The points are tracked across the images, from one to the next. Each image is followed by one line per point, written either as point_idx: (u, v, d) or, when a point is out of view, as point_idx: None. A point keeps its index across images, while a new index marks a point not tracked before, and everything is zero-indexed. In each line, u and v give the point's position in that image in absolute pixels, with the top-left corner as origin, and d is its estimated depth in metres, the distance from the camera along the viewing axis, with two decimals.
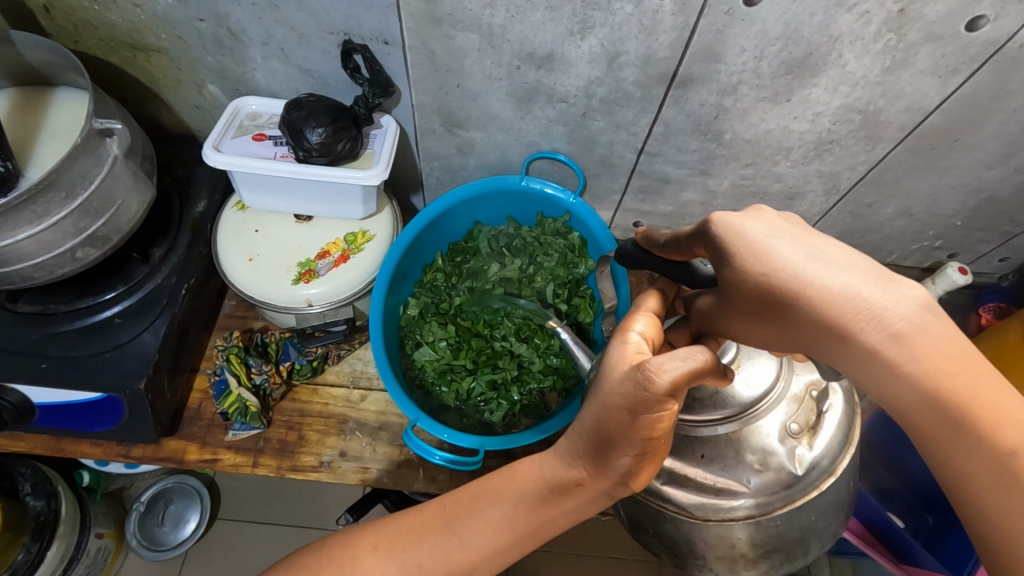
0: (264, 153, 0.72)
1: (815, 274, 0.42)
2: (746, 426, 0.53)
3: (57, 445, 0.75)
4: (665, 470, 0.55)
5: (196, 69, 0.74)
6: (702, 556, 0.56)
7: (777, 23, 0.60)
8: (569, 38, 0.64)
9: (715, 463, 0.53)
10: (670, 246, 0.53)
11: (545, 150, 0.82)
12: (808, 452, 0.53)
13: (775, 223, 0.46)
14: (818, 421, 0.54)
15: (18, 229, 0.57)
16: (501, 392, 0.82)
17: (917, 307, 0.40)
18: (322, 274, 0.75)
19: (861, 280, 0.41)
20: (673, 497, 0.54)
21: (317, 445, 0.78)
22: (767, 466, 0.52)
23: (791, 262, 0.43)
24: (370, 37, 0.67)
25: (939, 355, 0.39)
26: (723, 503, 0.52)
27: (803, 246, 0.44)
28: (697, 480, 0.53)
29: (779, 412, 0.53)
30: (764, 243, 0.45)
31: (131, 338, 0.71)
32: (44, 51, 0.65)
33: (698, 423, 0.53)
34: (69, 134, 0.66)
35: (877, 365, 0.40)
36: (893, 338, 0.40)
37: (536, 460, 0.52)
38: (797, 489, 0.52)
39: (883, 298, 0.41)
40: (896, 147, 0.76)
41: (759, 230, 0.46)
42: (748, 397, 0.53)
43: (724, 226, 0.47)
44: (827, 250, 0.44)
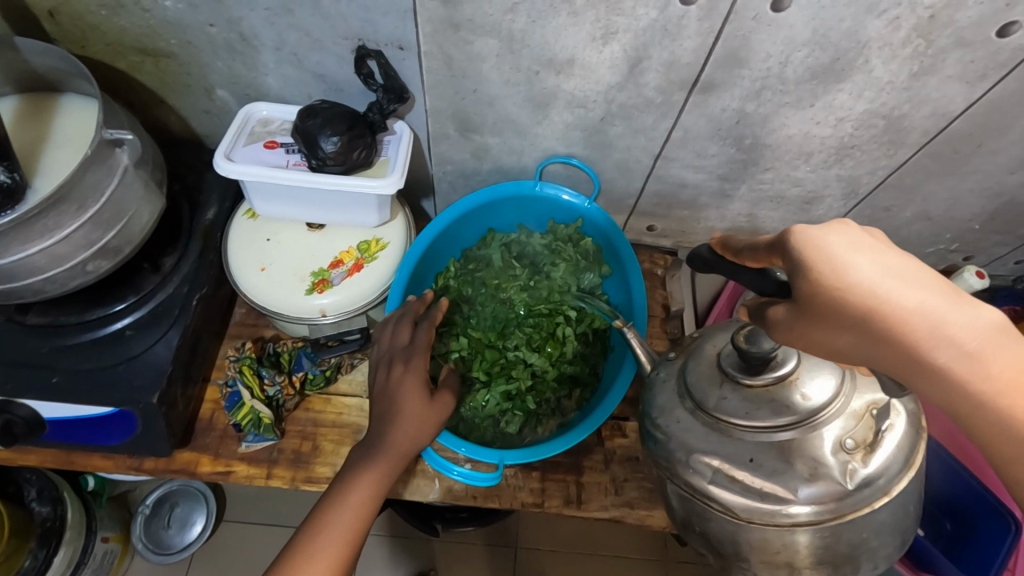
0: (277, 161, 0.70)
1: (890, 291, 0.42)
2: (803, 435, 0.49)
3: (69, 458, 0.73)
4: (711, 468, 0.51)
5: (206, 74, 0.72)
6: (745, 559, 0.53)
7: (806, 29, 0.59)
8: (591, 43, 0.62)
9: (762, 468, 0.50)
10: (746, 254, 0.49)
11: (560, 154, 0.80)
12: (864, 468, 0.49)
13: (855, 237, 0.44)
14: (877, 440, 0.49)
15: (30, 243, 0.56)
16: (516, 404, 0.80)
17: (988, 325, 0.41)
18: (336, 283, 0.74)
19: (932, 297, 0.42)
20: (719, 496, 0.51)
21: (331, 455, 0.77)
22: (816, 476, 0.48)
23: (869, 279, 0.42)
24: (386, 42, 0.65)
25: (1007, 371, 0.40)
26: (772, 508, 0.49)
27: (878, 259, 0.43)
28: (744, 481, 0.50)
29: (835, 424, 0.50)
30: (842, 257, 0.43)
31: (144, 350, 0.70)
32: (51, 58, 0.64)
33: (749, 429, 0.51)
34: (79, 143, 0.64)
35: (947, 378, 0.41)
36: (967, 356, 0.41)
37: (383, 425, 0.66)
38: (847, 505, 0.49)
39: (953, 315, 0.41)
40: (918, 152, 0.75)
41: (839, 244, 0.44)
42: (807, 407, 0.50)
43: (804, 241, 0.44)
44: (902, 266, 0.43)
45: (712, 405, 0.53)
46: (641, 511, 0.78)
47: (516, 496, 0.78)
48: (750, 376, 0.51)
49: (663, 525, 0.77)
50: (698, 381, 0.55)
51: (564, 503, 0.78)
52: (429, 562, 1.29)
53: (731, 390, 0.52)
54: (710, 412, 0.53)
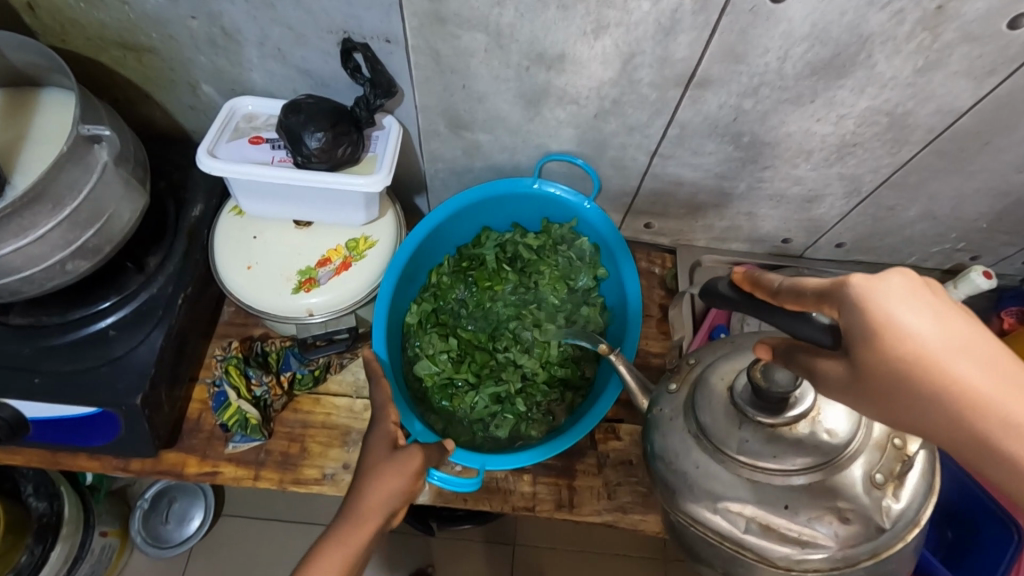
0: (261, 158, 0.69)
1: (951, 365, 0.34)
2: (830, 476, 0.47)
3: (54, 459, 0.73)
4: (742, 517, 0.48)
5: (190, 69, 0.71)
6: None
7: (804, 23, 0.56)
8: (581, 38, 0.60)
9: (799, 513, 0.47)
10: (787, 295, 0.40)
11: (556, 152, 0.78)
12: (895, 504, 0.47)
13: (920, 298, 0.36)
14: (904, 471, 0.47)
15: (4, 243, 0.55)
16: (506, 407, 0.78)
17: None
18: (323, 283, 0.73)
19: (1005, 376, 0.33)
20: (755, 545, 0.48)
21: (320, 457, 0.76)
22: (851, 517, 0.46)
23: (931, 349, 0.35)
24: (371, 36, 0.63)
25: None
26: (810, 555, 0.47)
27: (947, 326, 0.35)
28: (778, 528, 0.47)
29: (861, 459, 0.47)
30: (900, 320, 0.35)
31: (127, 350, 0.69)
32: (29, 53, 0.62)
33: (774, 472, 0.47)
34: (58, 140, 0.63)
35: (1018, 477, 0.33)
36: None
37: (354, 488, 0.61)
38: (883, 543, 0.47)
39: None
40: (922, 149, 0.72)
41: (902, 304, 0.35)
42: (831, 445, 0.46)
43: (863, 295, 0.36)
44: (973, 334, 0.35)
45: (734, 448, 0.48)
46: (634, 515, 0.77)
47: (507, 499, 0.77)
48: (768, 415, 0.47)
49: (658, 530, 0.76)
50: (712, 419, 0.50)
51: (556, 507, 0.77)
52: (427, 560, 1.28)
53: (753, 431, 0.48)
54: (734, 456, 0.48)
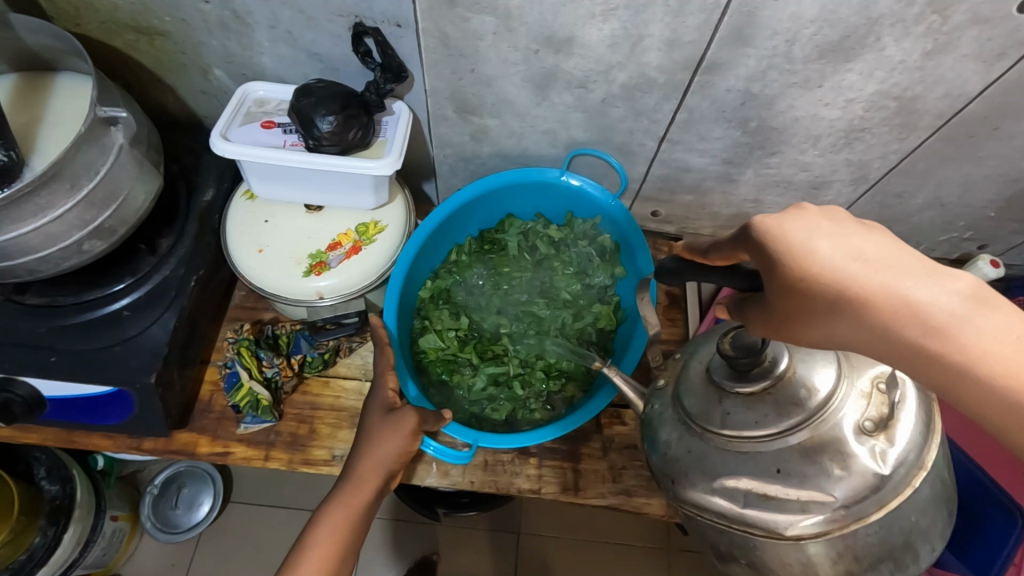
0: (273, 141, 0.70)
1: (851, 274, 0.38)
2: (819, 431, 0.45)
3: (69, 437, 0.74)
4: (742, 492, 0.47)
5: (201, 53, 0.72)
6: None
7: (813, 5, 0.56)
8: (590, 20, 0.61)
9: (793, 476, 0.45)
10: (714, 253, 0.45)
11: (586, 146, 0.79)
12: (891, 448, 0.45)
13: (817, 223, 0.40)
14: (892, 415, 0.46)
15: (24, 222, 0.56)
16: (503, 390, 0.78)
17: (965, 299, 0.36)
18: (334, 266, 0.74)
19: (900, 275, 0.37)
20: (763, 521, 0.46)
21: (328, 438, 0.77)
22: (850, 469, 0.44)
23: (835, 263, 0.38)
24: (381, 19, 0.64)
25: (992, 346, 0.36)
26: (817, 518, 0.44)
27: (846, 244, 0.39)
28: (778, 496, 0.45)
29: (849, 408, 0.46)
30: (804, 245, 0.39)
31: (141, 330, 0.70)
32: (45, 36, 0.63)
33: (762, 440, 0.47)
34: (74, 122, 0.64)
35: (932, 364, 0.37)
36: (932, 331, 0.36)
37: (354, 452, 0.64)
38: (888, 489, 0.45)
39: (926, 292, 0.37)
40: (930, 135, 0.72)
41: (802, 232, 0.39)
42: (814, 400, 0.46)
43: (767, 232, 0.40)
44: (867, 245, 0.39)
45: (719, 424, 0.49)
46: (639, 499, 0.78)
47: (513, 482, 0.78)
48: (746, 384, 0.48)
49: (662, 514, 0.77)
50: (697, 406, 0.51)
51: (561, 490, 0.78)
52: (432, 547, 1.30)
53: (734, 403, 0.48)
54: (721, 431, 0.48)
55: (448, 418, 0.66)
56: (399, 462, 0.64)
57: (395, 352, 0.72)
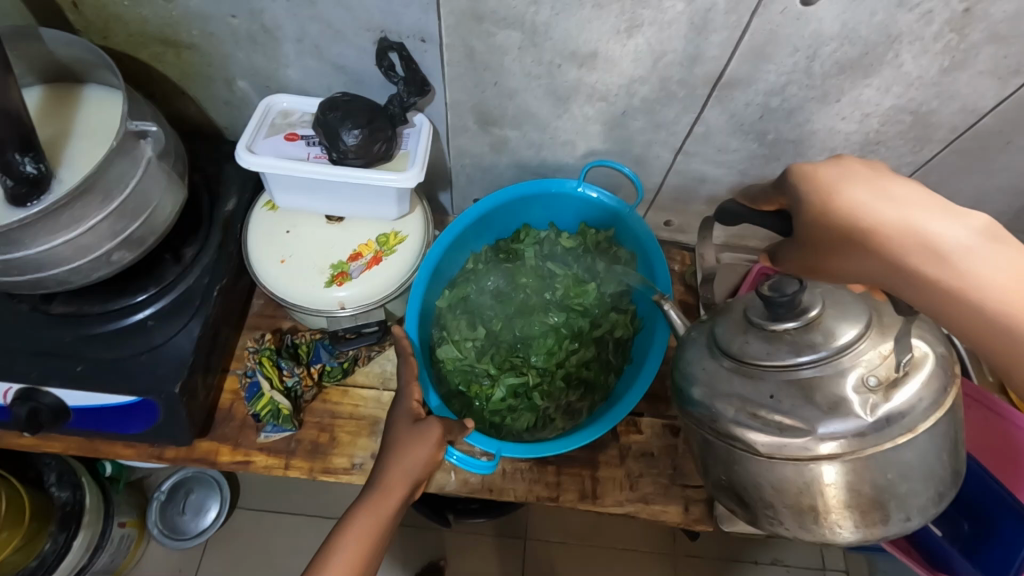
0: (297, 153, 0.70)
1: (869, 208, 0.43)
2: (824, 372, 0.48)
3: (92, 446, 0.75)
4: (733, 408, 0.51)
5: (227, 66, 0.72)
6: (770, 506, 0.52)
7: (835, 22, 0.58)
8: (614, 36, 0.62)
9: (782, 404, 0.48)
10: (760, 200, 0.53)
11: (603, 157, 0.80)
12: (884, 404, 0.46)
13: (850, 168, 0.46)
14: (903, 379, 0.47)
15: (57, 234, 0.57)
16: (523, 399, 0.79)
17: (975, 233, 0.40)
18: (355, 276, 0.74)
19: (918, 210, 0.42)
20: (742, 434, 0.50)
21: (348, 447, 0.78)
22: (836, 409, 0.47)
23: (856, 199, 0.44)
24: (408, 34, 0.64)
25: (991, 274, 0.39)
26: (789, 442, 0.48)
27: (871, 184, 0.44)
28: (764, 417, 0.49)
29: (857, 360, 0.48)
30: (830, 184, 0.46)
31: (166, 340, 0.70)
32: (76, 49, 0.64)
33: (771, 369, 0.50)
34: (102, 134, 0.64)
35: (931, 290, 0.41)
36: (940, 259, 0.40)
37: (380, 463, 0.65)
38: (870, 438, 0.46)
39: (938, 224, 0.41)
40: (944, 149, 0.74)
41: (832, 173, 0.47)
42: (831, 343, 0.48)
43: (800, 174, 0.48)
44: (891, 185, 0.44)
45: (736, 350, 0.52)
46: (656, 506, 0.79)
47: (531, 491, 0.79)
48: (777, 322, 0.50)
49: (678, 521, 0.78)
50: (724, 333, 0.54)
51: (580, 497, 0.79)
52: (438, 552, 1.30)
53: (755, 335, 0.51)
54: (735, 356, 0.52)
55: (472, 428, 0.68)
56: (425, 473, 0.64)
57: (418, 363, 0.72)
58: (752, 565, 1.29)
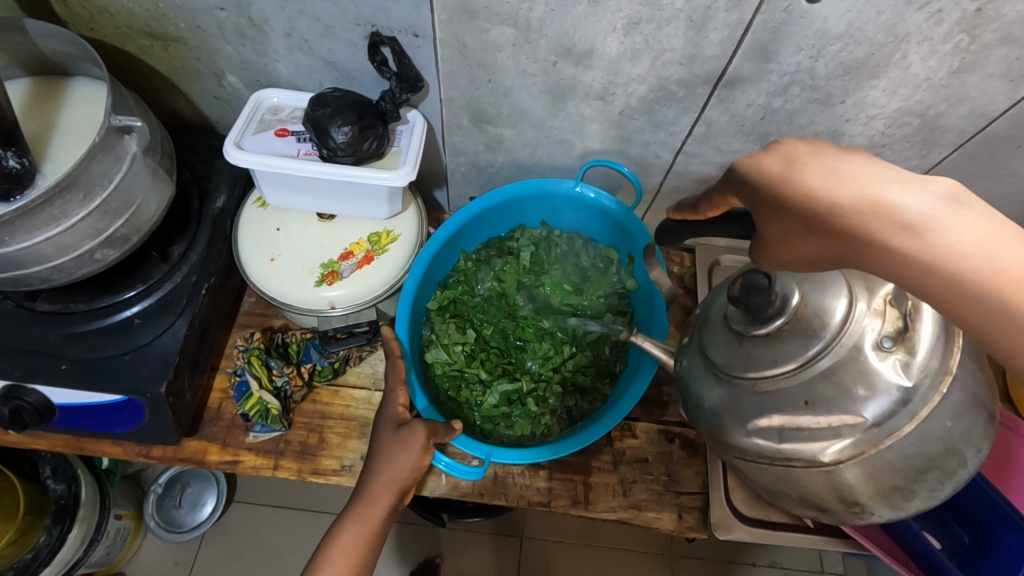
0: (287, 151, 0.69)
1: (818, 184, 0.33)
2: (842, 357, 0.43)
3: (78, 444, 0.74)
4: (775, 427, 0.46)
5: (216, 60, 0.71)
6: (857, 502, 0.48)
7: (840, 22, 0.55)
8: (611, 34, 0.60)
9: (822, 406, 0.44)
10: (705, 205, 0.46)
11: (601, 157, 0.78)
12: (913, 359, 0.43)
13: (793, 147, 0.36)
14: (913, 327, 0.43)
15: (36, 231, 0.56)
16: (514, 404, 0.78)
17: (943, 197, 0.30)
18: (345, 276, 0.73)
19: (876, 178, 0.32)
20: (796, 450, 0.46)
21: (338, 448, 0.77)
22: (876, 390, 0.43)
23: (804, 177, 0.34)
24: (399, 29, 0.63)
25: (968, 245, 0.30)
26: (847, 441, 0.44)
27: (822, 157, 0.34)
28: (811, 426, 0.45)
29: (863, 326, 0.43)
30: (775, 165, 0.36)
31: (151, 339, 0.69)
32: (59, 41, 0.62)
33: (784, 374, 0.45)
34: (86, 129, 0.63)
35: (901, 269, 0.31)
36: (905, 229, 0.31)
37: (366, 469, 0.64)
38: (917, 400, 0.43)
39: (898, 191, 0.31)
40: (953, 152, 0.72)
41: (771, 157, 0.36)
42: (829, 329, 0.44)
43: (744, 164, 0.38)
44: (845, 156, 0.34)
45: (741, 369, 0.48)
46: (649, 513, 0.77)
47: (525, 494, 0.78)
48: (760, 324, 0.46)
49: (672, 528, 0.76)
50: (720, 352, 0.50)
51: (572, 503, 0.78)
52: (435, 549, 1.29)
53: (753, 345, 0.47)
54: (743, 376, 0.47)
55: (458, 430, 0.66)
56: (413, 477, 0.64)
57: (406, 365, 0.71)
58: (749, 567, 1.27)
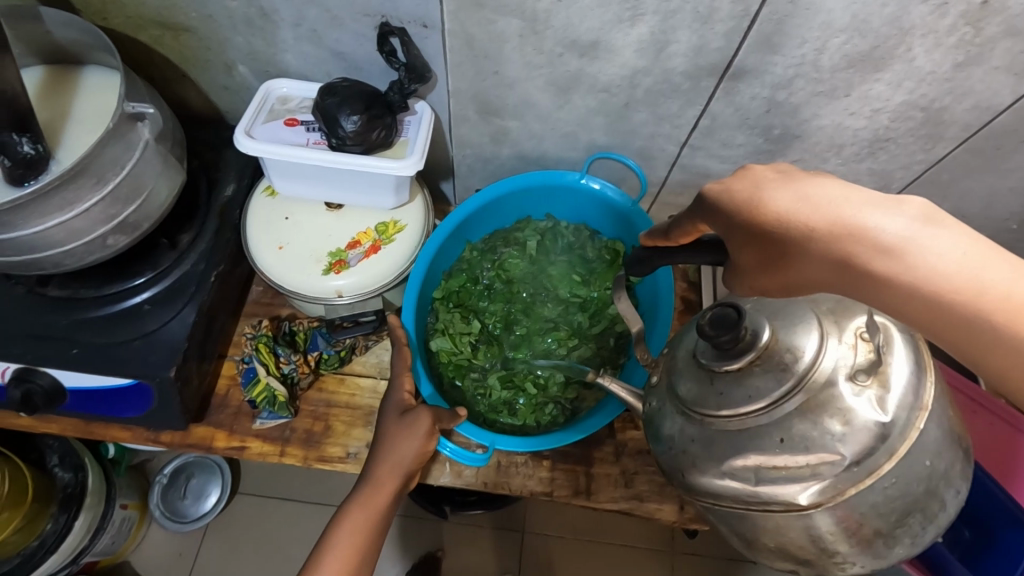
0: (296, 140, 0.70)
1: (800, 212, 0.43)
2: (815, 393, 0.44)
3: (87, 428, 0.75)
4: (751, 468, 0.45)
5: (225, 50, 0.72)
6: (835, 551, 0.46)
7: (845, 14, 0.56)
8: (617, 25, 0.60)
9: (797, 443, 0.43)
10: (679, 233, 0.54)
11: (608, 149, 0.78)
12: (888, 394, 0.43)
13: (769, 179, 0.46)
14: (884, 362, 0.44)
15: (50, 216, 0.57)
16: (519, 393, 0.79)
17: (913, 221, 0.39)
18: (352, 265, 0.74)
19: (853, 207, 0.41)
20: (775, 494, 0.44)
21: (343, 436, 0.78)
22: (853, 424, 0.43)
23: (789, 207, 0.43)
24: (407, 19, 0.63)
25: (939, 263, 0.38)
26: (826, 481, 0.43)
27: (801, 189, 0.44)
28: (787, 467, 0.44)
29: (836, 361, 0.44)
30: (760, 196, 0.45)
31: (160, 325, 0.70)
32: (73, 30, 0.63)
33: (760, 412, 0.45)
34: (99, 118, 0.64)
35: (881, 285, 0.39)
36: (883, 250, 0.39)
37: (372, 454, 0.65)
38: (895, 437, 0.43)
39: (872, 217, 0.40)
40: (957, 147, 0.72)
41: (752, 188, 0.46)
42: (802, 366, 0.44)
43: (718, 193, 0.48)
44: (823, 187, 0.43)
45: (714, 409, 0.47)
46: (651, 504, 0.78)
47: (526, 484, 0.78)
48: (731, 361, 0.45)
49: (673, 520, 0.77)
50: (691, 391, 0.49)
51: (573, 493, 0.78)
52: (436, 543, 1.30)
53: (725, 383, 0.47)
54: (717, 416, 0.46)
55: (463, 416, 0.66)
56: (418, 462, 0.64)
57: (413, 353, 0.72)
58: (749, 564, 1.28)
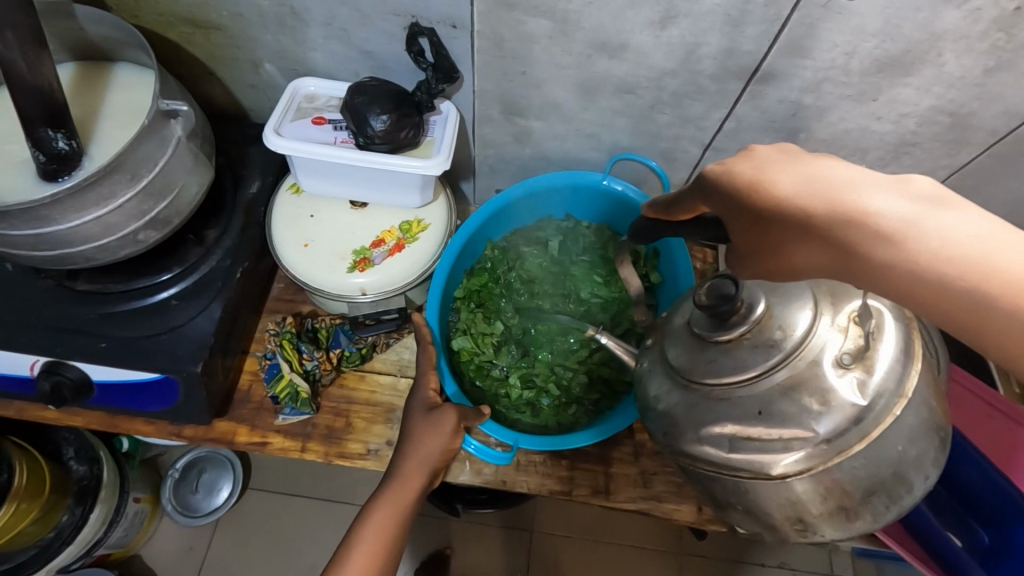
0: (324, 138, 0.70)
1: (800, 196, 0.39)
2: (797, 368, 0.45)
3: (111, 421, 0.76)
4: (726, 436, 0.47)
5: (254, 48, 0.72)
6: (811, 529, 0.48)
7: (877, 18, 0.56)
8: (648, 27, 0.60)
9: (774, 417, 0.45)
10: (675, 210, 0.49)
11: (631, 151, 0.78)
12: (870, 378, 0.44)
13: (767, 158, 0.42)
14: (872, 348, 0.45)
15: (85, 211, 0.57)
16: (541, 394, 0.79)
17: (918, 203, 0.36)
18: (378, 263, 0.74)
19: (855, 191, 0.37)
20: (746, 464, 0.46)
21: (363, 433, 0.78)
22: (829, 405, 0.44)
23: (784, 189, 0.40)
24: (437, 20, 0.64)
25: (948, 250, 0.35)
26: (796, 455, 0.45)
27: (800, 169, 0.40)
28: (760, 437, 0.46)
29: (825, 343, 0.45)
30: (757, 177, 0.41)
31: (186, 320, 0.71)
32: (107, 27, 0.64)
33: (743, 383, 0.47)
34: (134, 115, 0.64)
35: (885, 274, 0.37)
36: (889, 238, 0.36)
37: (398, 450, 0.65)
38: (869, 421, 0.44)
39: (875, 200, 0.37)
40: (983, 152, 0.72)
41: (749, 166, 0.42)
42: (791, 341, 0.46)
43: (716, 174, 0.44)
44: (820, 168, 0.39)
45: (701, 374, 0.49)
46: (668, 505, 0.78)
47: (545, 483, 0.78)
48: (723, 331, 0.48)
49: (691, 520, 0.77)
50: (682, 356, 0.51)
51: (592, 493, 0.78)
52: (445, 541, 1.30)
53: (716, 351, 0.49)
54: (703, 382, 0.49)
55: (488, 414, 0.66)
56: (444, 458, 0.65)
57: (438, 351, 0.73)
58: (758, 567, 1.28)
